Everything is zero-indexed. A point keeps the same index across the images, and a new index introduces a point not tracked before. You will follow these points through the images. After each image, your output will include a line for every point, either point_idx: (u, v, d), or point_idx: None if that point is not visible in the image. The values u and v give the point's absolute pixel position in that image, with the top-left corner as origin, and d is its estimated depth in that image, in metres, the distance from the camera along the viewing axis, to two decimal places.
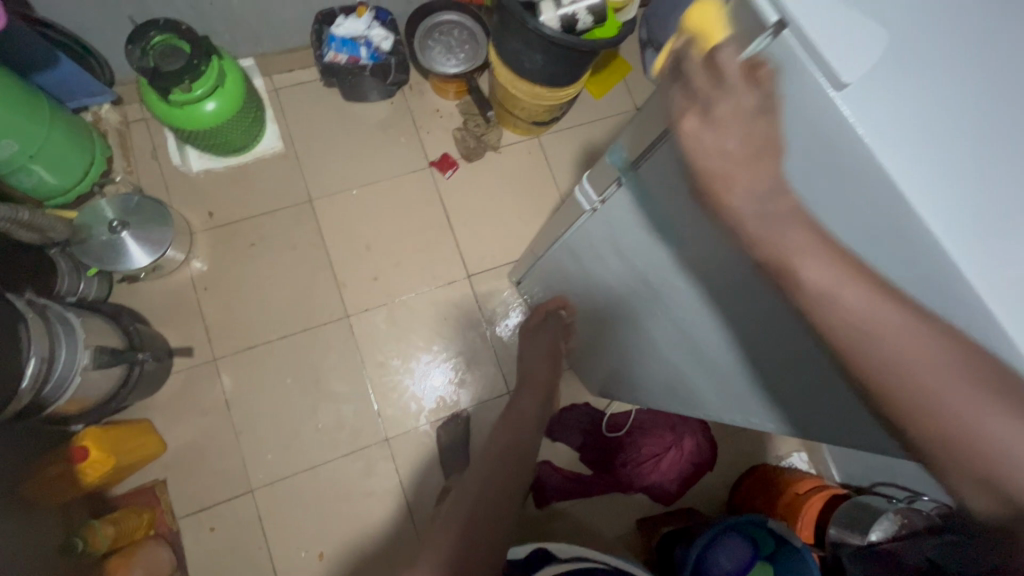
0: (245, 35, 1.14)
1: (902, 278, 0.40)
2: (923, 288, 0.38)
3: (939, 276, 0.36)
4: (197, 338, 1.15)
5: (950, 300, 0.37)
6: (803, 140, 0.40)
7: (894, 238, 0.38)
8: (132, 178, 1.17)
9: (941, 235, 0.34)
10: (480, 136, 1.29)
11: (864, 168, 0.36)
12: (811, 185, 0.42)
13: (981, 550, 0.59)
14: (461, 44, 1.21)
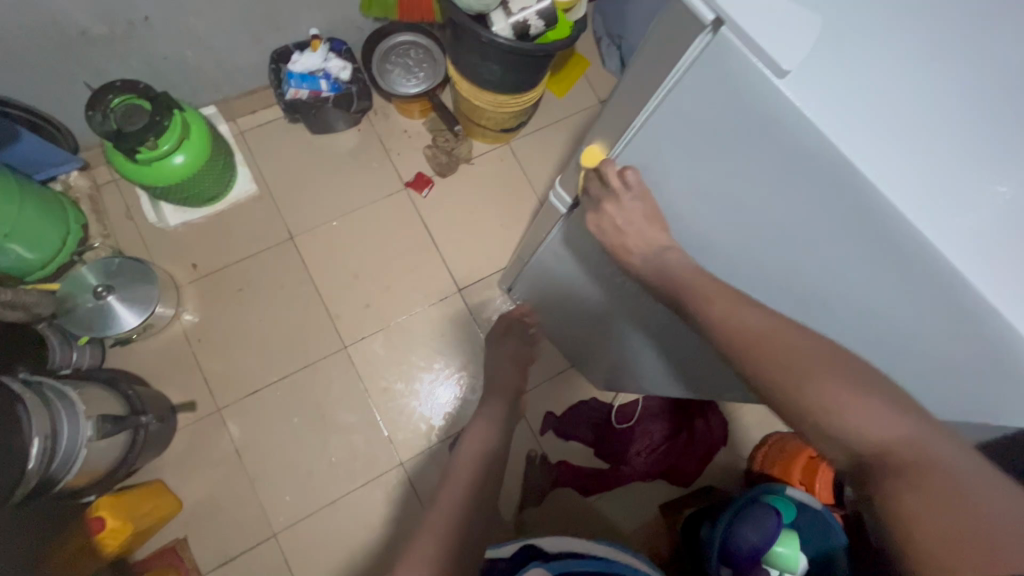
0: (204, 84, 1.14)
1: (871, 256, 0.39)
2: (890, 263, 0.38)
3: (905, 247, 0.36)
4: (197, 391, 1.14)
5: (918, 270, 0.37)
6: (748, 131, 0.39)
7: (857, 217, 0.37)
8: (110, 241, 1.17)
9: (903, 208, 0.34)
10: (450, 151, 1.29)
11: (820, 155, 0.35)
12: (760, 173, 0.41)
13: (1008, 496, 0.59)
14: (419, 62, 1.22)
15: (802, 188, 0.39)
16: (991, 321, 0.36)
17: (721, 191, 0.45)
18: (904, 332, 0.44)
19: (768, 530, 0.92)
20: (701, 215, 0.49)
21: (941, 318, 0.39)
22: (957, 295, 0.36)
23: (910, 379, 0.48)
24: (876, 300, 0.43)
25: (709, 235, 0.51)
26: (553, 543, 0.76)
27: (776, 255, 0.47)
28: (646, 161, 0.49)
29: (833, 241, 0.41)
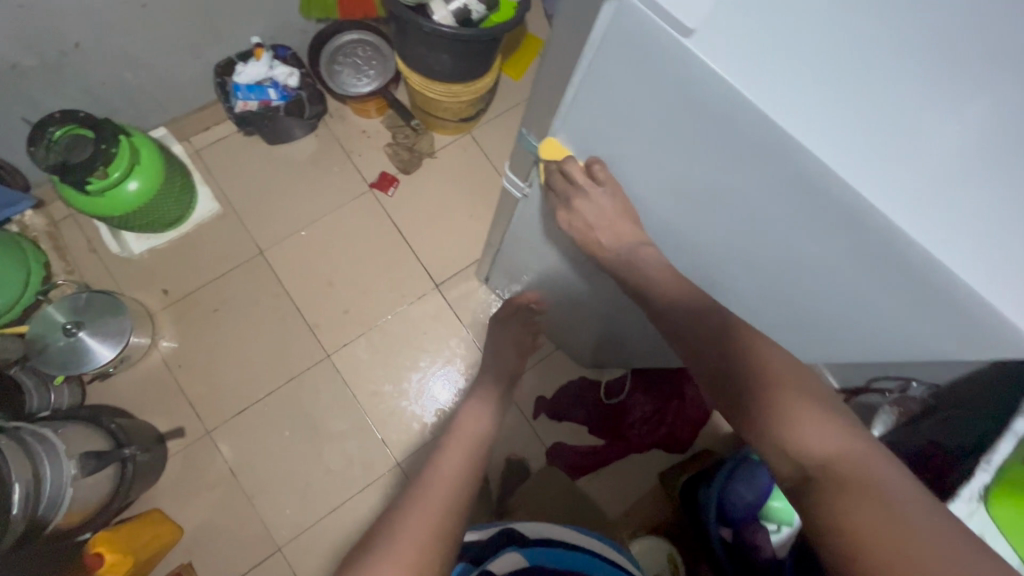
0: (150, 106, 1.12)
1: (803, 207, 0.39)
2: (829, 218, 0.39)
3: (830, 193, 0.37)
4: (184, 417, 1.13)
5: (854, 221, 0.37)
6: (667, 95, 0.38)
7: (789, 174, 0.37)
8: (76, 276, 1.15)
9: (820, 155, 0.35)
10: (411, 146, 1.28)
11: (737, 110, 0.35)
12: (687, 136, 0.41)
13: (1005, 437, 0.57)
14: (368, 60, 1.19)
15: (735, 151, 0.39)
16: (928, 267, 0.37)
17: (660, 163, 0.45)
18: (856, 286, 0.44)
19: (759, 485, 0.94)
20: (648, 189, 0.49)
21: (884, 269, 0.40)
22: (892, 245, 0.37)
23: (872, 331, 0.49)
24: (823, 256, 0.43)
25: (659, 207, 0.51)
26: (532, 527, 0.76)
27: (724, 221, 0.47)
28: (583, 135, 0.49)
29: (773, 201, 0.41)
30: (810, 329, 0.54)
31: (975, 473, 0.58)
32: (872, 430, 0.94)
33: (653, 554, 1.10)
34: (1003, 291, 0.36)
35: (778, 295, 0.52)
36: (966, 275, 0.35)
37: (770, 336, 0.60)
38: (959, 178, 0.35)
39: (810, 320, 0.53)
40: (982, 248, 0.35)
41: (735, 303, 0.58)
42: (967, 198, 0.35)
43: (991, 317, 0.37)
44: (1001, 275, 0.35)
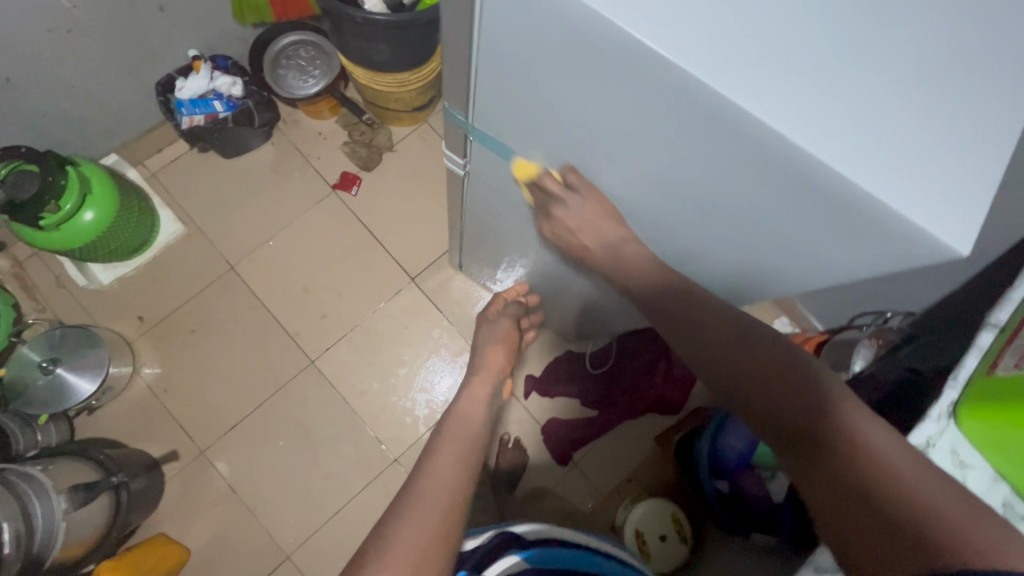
0: (96, 133, 1.10)
1: (726, 150, 0.37)
2: (742, 151, 0.36)
3: (746, 134, 0.34)
4: (176, 440, 1.13)
5: (778, 162, 0.35)
6: (563, 46, 0.36)
7: (692, 106, 0.35)
8: (49, 314, 1.14)
9: (728, 92, 0.32)
10: (369, 143, 1.27)
11: (632, 52, 0.33)
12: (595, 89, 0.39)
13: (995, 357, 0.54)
14: (311, 60, 1.17)
15: (636, 87, 0.36)
16: (848, 196, 0.33)
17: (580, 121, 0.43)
18: (790, 229, 0.41)
19: (748, 433, 0.94)
20: (571, 147, 0.47)
21: (809, 204, 0.36)
22: (823, 185, 0.34)
23: (822, 275, 0.46)
24: (751, 196, 0.40)
25: (587, 165, 0.48)
26: (533, 526, 0.63)
27: (649, 168, 0.44)
28: (503, 103, 0.47)
29: (695, 145, 0.38)
30: (764, 277, 0.51)
31: (942, 391, 0.58)
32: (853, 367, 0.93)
33: (657, 515, 1.10)
34: (933, 216, 0.31)
35: (722, 244, 0.49)
36: (889, 201, 0.32)
37: (744, 290, 0.57)
38: (899, 103, 0.32)
39: (761, 268, 0.50)
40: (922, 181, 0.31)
41: (688, 259, 0.56)
42: (902, 121, 0.32)
43: (925, 247, 0.33)
44: (930, 199, 0.31)
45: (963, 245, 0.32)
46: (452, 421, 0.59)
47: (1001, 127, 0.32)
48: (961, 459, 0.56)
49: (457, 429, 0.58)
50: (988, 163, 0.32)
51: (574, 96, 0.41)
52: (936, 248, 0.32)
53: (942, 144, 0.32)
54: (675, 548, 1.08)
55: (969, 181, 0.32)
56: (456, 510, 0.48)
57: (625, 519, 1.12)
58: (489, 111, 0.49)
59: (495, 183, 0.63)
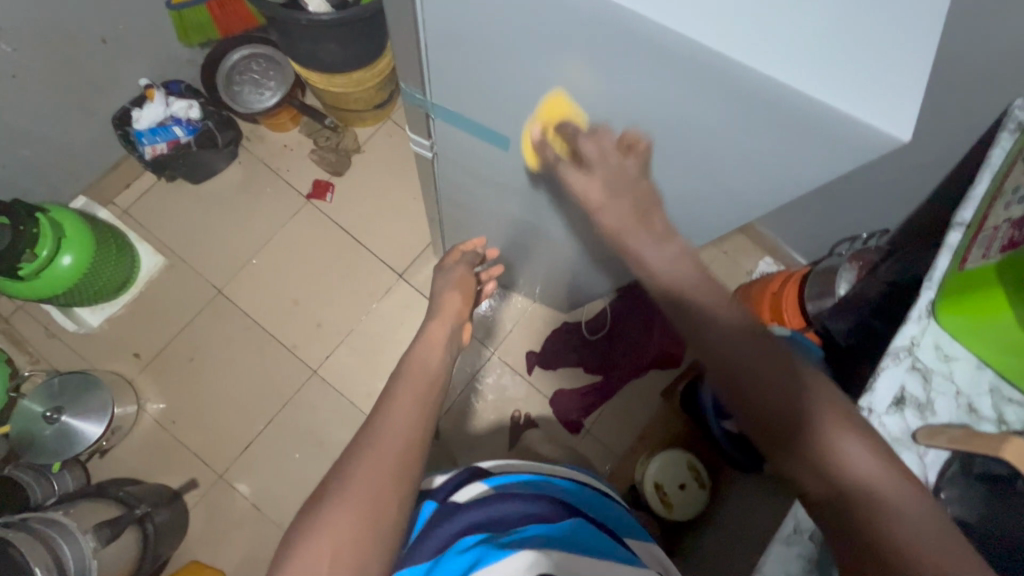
0: (61, 177, 1.09)
1: (671, 81, 0.37)
2: (684, 74, 0.36)
3: (688, 61, 0.35)
4: (193, 468, 1.14)
5: (725, 81, 0.35)
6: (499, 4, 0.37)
7: (626, 40, 0.35)
8: (44, 365, 1.14)
9: (663, 22, 0.33)
10: (336, 147, 1.26)
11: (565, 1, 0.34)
12: (537, 44, 0.39)
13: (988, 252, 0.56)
14: (265, 72, 1.16)
15: (568, 33, 0.37)
16: (790, 101, 0.34)
17: (530, 77, 0.43)
18: (743, 145, 0.42)
19: None
20: (524, 106, 0.47)
21: (758, 114, 0.37)
22: (769, 95, 0.34)
23: (784, 189, 0.46)
24: (703, 119, 0.40)
25: (541, 118, 0.48)
26: (497, 462, 0.66)
27: (601, 114, 0.44)
28: (453, 75, 0.47)
29: (643, 82, 0.39)
30: (730, 207, 0.52)
31: (921, 291, 0.61)
32: (838, 291, 0.97)
33: (672, 465, 1.12)
34: (873, 107, 0.33)
35: (685, 179, 0.49)
36: (829, 98, 0.33)
37: (710, 228, 0.59)
38: (821, 8, 0.33)
39: (724, 197, 0.50)
40: (856, 80, 0.33)
41: None
42: (828, 24, 0.33)
43: (870, 139, 0.34)
44: (865, 90, 0.33)
45: (906, 130, 0.33)
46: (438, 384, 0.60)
47: (922, 13, 0.34)
48: (945, 353, 0.59)
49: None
50: (915, 48, 0.33)
51: (512, 50, 0.41)
52: (881, 138, 0.34)
53: (869, 36, 0.33)
54: (694, 494, 1.11)
55: (899, 66, 0.33)
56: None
57: (642, 475, 1.12)
58: (439, 83, 0.49)
59: (463, 160, 0.64)
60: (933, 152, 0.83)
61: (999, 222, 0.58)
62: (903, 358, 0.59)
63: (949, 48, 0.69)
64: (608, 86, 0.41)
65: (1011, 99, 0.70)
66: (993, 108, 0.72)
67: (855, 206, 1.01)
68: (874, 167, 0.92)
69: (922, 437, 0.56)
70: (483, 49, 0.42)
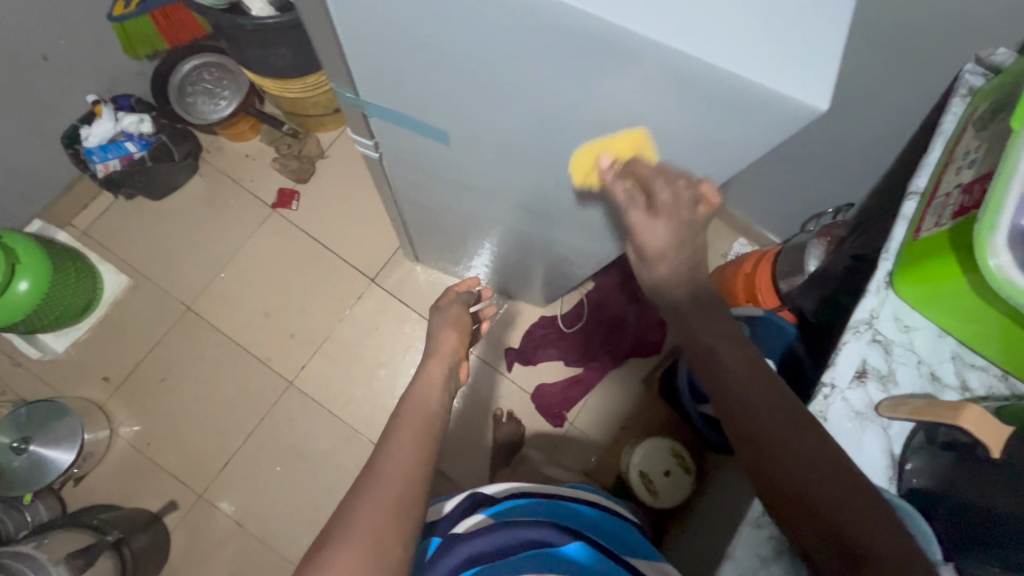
0: (12, 202, 1.06)
1: (586, 66, 0.36)
2: (599, 57, 0.35)
3: (596, 43, 0.33)
4: (171, 490, 1.12)
5: (638, 63, 0.34)
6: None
7: (534, 24, 0.34)
8: (9, 396, 1.11)
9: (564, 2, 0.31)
10: (299, 154, 1.23)
11: None
12: (449, 35, 0.38)
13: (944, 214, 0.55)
14: (218, 81, 1.13)
15: (477, 19, 0.35)
16: (705, 75, 0.33)
17: (450, 69, 0.42)
18: (671, 128, 0.40)
19: None
20: (453, 99, 0.46)
21: (679, 92, 0.36)
22: (682, 73, 0.33)
23: (721, 168, 0.46)
24: (626, 102, 0.39)
25: (472, 111, 0.47)
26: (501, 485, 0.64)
27: (526, 104, 0.43)
28: (376, 71, 0.46)
29: (560, 69, 0.37)
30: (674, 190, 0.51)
31: (879, 262, 0.60)
32: (807, 267, 0.96)
33: (656, 453, 1.13)
34: (788, 77, 0.32)
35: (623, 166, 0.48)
36: (741, 71, 0.32)
37: None
38: None
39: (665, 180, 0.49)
40: (766, 50, 0.32)
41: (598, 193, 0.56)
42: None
43: (788, 111, 0.34)
44: (778, 60, 0.32)
45: (823, 99, 0.32)
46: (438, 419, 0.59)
47: None
48: (905, 324, 0.59)
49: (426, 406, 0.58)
50: (829, 16, 0.33)
51: (427, 41, 0.39)
52: (800, 108, 0.33)
53: (777, 4, 0.32)
54: (679, 481, 1.11)
55: (808, 34, 0.32)
56: (427, 476, 0.50)
57: (626, 465, 1.13)
58: (366, 81, 0.48)
59: (409, 159, 0.63)
60: (891, 121, 0.82)
61: (950, 188, 0.57)
62: (863, 332, 0.58)
63: (895, 17, 0.68)
64: (528, 75, 0.39)
65: (961, 65, 0.69)
66: (946, 74, 0.71)
67: (821, 181, 1.01)
68: (836, 140, 0.91)
69: (884, 409, 0.55)
70: (398, 43, 0.41)
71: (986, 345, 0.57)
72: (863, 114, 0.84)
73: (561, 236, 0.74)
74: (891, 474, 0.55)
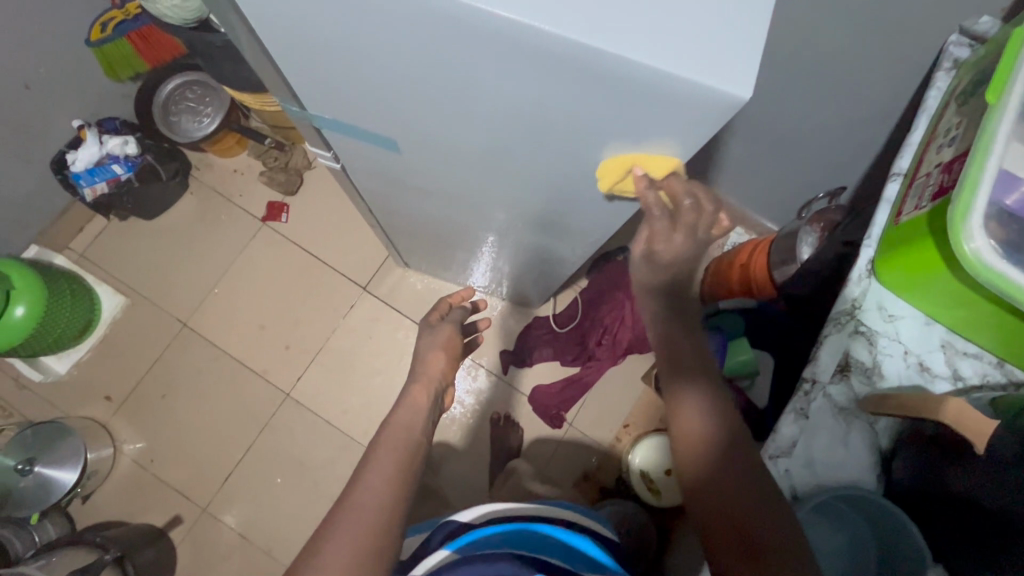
0: (8, 229, 1.09)
1: (501, 66, 0.34)
2: (515, 59, 0.33)
3: (504, 42, 0.32)
4: (175, 505, 1.13)
5: (550, 60, 0.32)
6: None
7: (445, 27, 0.32)
8: (16, 418, 1.14)
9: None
10: (286, 166, 1.23)
11: None
12: (363, 39, 0.36)
13: (928, 193, 0.52)
14: (201, 98, 1.15)
15: (391, 24, 0.34)
16: (618, 71, 0.31)
17: (375, 74, 0.40)
18: (603, 132, 0.38)
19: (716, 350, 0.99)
20: (387, 106, 0.45)
21: (598, 91, 0.34)
22: (595, 68, 0.31)
23: (664, 174, 0.43)
24: (554, 106, 0.37)
25: (408, 115, 0.45)
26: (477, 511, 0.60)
27: (458, 107, 0.41)
28: (309, 82, 0.45)
29: (478, 71, 0.36)
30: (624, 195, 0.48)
31: (861, 250, 0.58)
32: (800, 255, 0.91)
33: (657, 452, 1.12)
34: (707, 68, 0.30)
35: (566, 170, 0.46)
36: (653, 63, 0.30)
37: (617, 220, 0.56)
38: None
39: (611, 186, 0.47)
40: (679, 38, 0.30)
41: (554, 198, 0.54)
42: None
43: (713, 103, 0.31)
44: (696, 51, 0.30)
45: (747, 89, 0.30)
46: (422, 448, 0.57)
47: None
48: (889, 314, 0.56)
49: (393, 420, 0.58)
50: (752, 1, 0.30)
51: (349, 49, 0.38)
52: (722, 99, 0.31)
53: None
54: None
55: (726, 21, 0.30)
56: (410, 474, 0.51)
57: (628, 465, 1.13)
58: (303, 91, 0.47)
59: (370, 169, 0.62)
60: (877, 100, 0.79)
61: (931, 167, 0.54)
62: (843, 324, 0.56)
63: None
64: (450, 79, 0.38)
65: (944, 37, 0.66)
66: (928, 48, 0.68)
67: (814, 166, 0.98)
68: (823, 122, 0.88)
69: (867, 406, 0.53)
70: (321, 53, 0.40)
71: (977, 332, 0.54)
72: (849, 94, 0.80)
73: (535, 239, 0.72)
74: (877, 472, 0.53)
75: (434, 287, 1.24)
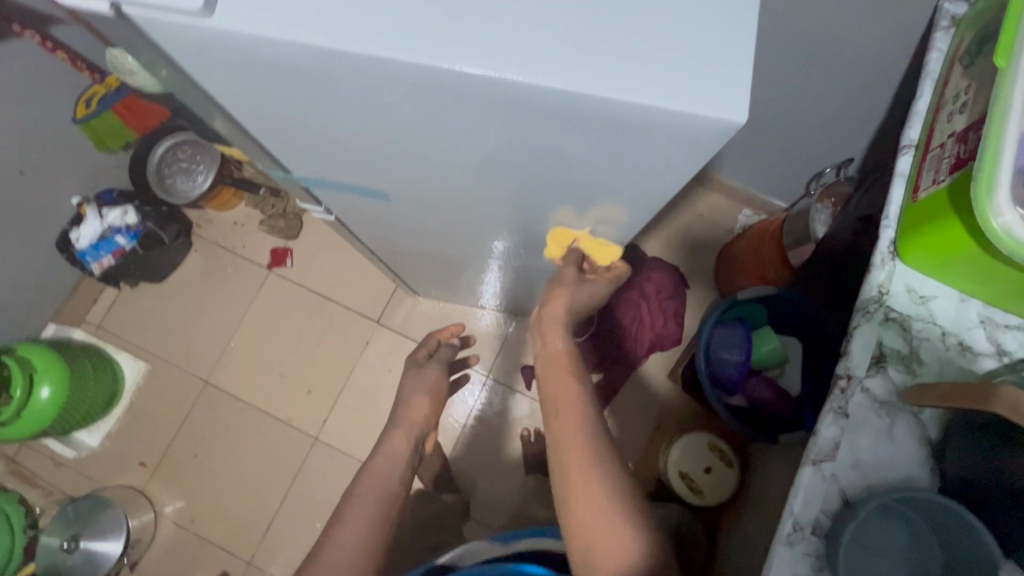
0: (24, 311, 1.11)
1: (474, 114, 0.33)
2: (491, 109, 0.32)
3: (474, 94, 0.30)
4: (220, 562, 1.14)
5: (521, 106, 0.31)
6: (268, 78, 0.33)
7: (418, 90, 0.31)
8: (57, 495, 1.15)
9: (424, 59, 0.28)
10: (284, 212, 1.24)
11: (323, 65, 0.30)
12: (330, 105, 0.35)
13: (947, 164, 0.49)
14: (193, 157, 1.16)
15: (362, 94, 0.33)
16: (596, 109, 0.29)
17: (348, 134, 0.39)
18: (592, 162, 0.37)
19: (736, 342, 0.96)
20: (367, 161, 0.44)
21: (579, 129, 0.32)
22: (573, 110, 0.30)
23: (663, 194, 0.41)
24: (536, 145, 0.36)
25: (390, 167, 0.44)
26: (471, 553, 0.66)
27: (439, 155, 0.40)
28: (286, 148, 0.44)
29: (454, 122, 0.34)
30: (624, 215, 0.46)
31: (880, 233, 0.55)
32: (816, 234, 0.90)
33: (694, 449, 1.05)
34: (692, 95, 0.28)
35: (561, 199, 0.45)
36: (632, 99, 0.28)
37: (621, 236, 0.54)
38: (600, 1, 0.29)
39: (611, 209, 0.45)
40: (658, 71, 0.28)
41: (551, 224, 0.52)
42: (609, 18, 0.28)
43: (706, 129, 0.29)
44: (679, 82, 0.28)
45: (740, 113, 0.28)
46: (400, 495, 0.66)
47: None
48: (918, 295, 0.54)
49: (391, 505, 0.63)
50: (732, 16, 0.28)
51: (320, 115, 0.37)
52: (712, 125, 0.29)
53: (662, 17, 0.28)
54: (723, 476, 1.03)
55: (705, 43, 0.28)
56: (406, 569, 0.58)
57: (665, 465, 1.06)
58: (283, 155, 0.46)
59: (363, 216, 0.61)
60: (875, 67, 0.75)
61: (944, 137, 0.51)
62: (872, 312, 0.53)
63: None
64: (425, 131, 0.37)
65: None
66: (924, 8, 0.64)
67: (816, 140, 0.94)
68: (821, 96, 0.85)
69: (910, 398, 0.50)
70: (294, 121, 0.39)
71: (1017, 305, 0.51)
72: (846, 63, 0.77)
73: (538, 260, 0.70)
74: (931, 466, 0.50)
75: (446, 312, 1.24)
